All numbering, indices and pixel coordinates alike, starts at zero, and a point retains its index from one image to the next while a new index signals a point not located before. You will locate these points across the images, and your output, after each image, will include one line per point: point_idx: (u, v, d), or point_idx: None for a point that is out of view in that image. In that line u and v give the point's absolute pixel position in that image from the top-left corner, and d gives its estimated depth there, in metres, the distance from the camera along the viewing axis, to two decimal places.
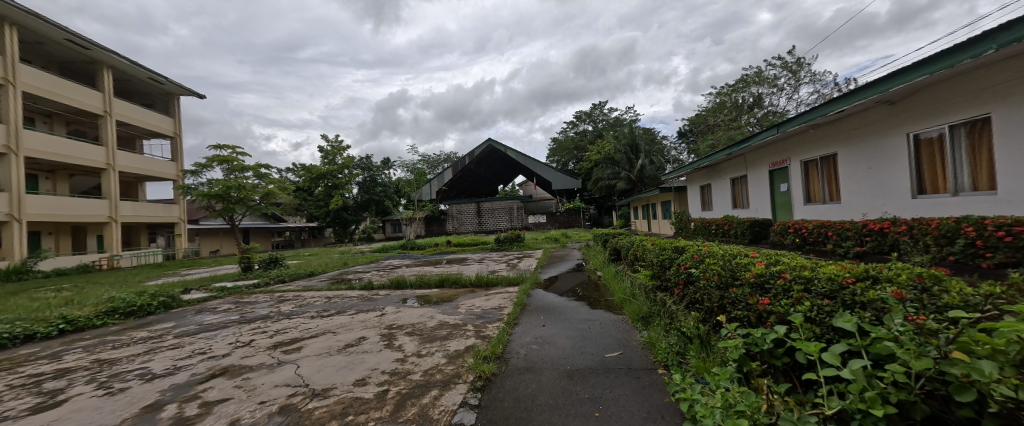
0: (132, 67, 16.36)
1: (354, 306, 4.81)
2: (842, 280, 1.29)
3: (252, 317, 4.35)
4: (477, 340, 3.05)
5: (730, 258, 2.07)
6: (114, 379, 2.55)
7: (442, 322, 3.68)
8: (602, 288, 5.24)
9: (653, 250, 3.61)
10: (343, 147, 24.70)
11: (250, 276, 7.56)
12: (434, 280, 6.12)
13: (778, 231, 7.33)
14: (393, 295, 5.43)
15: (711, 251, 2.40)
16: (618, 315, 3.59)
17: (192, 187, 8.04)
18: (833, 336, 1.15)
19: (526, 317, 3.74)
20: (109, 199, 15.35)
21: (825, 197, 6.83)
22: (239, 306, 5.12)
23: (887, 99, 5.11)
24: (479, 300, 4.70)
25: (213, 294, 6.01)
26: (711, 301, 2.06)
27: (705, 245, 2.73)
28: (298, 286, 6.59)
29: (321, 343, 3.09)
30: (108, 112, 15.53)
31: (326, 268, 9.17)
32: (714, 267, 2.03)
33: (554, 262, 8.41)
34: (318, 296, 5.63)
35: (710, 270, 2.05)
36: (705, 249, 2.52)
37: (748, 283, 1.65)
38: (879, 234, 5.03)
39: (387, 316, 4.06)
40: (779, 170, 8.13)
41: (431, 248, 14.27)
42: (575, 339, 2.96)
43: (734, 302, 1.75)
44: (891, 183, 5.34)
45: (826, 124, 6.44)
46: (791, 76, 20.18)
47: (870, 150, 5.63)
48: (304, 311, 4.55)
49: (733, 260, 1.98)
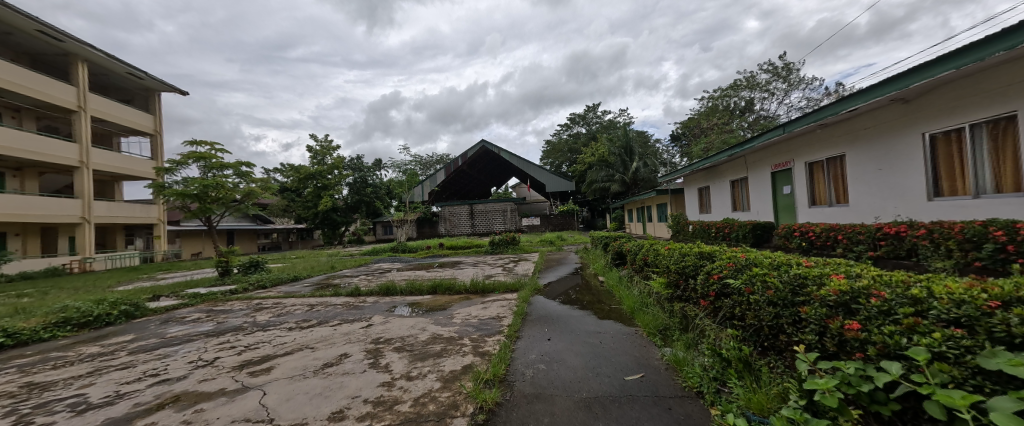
0: (109, 60, 15.65)
1: (338, 315, 4.37)
2: (982, 305, 0.98)
3: (223, 328, 3.90)
4: (475, 358, 2.67)
5: (780, 268, 1.76)
6: (39, 411, 2.13)
7: (435, 336, 3.29)
8: (605, 294, 4.92)
9: (668, 256, 3.28)
10: (332, 147, 24.09)
11: (228, 281, 7.06)
12: (426, 286, 5.71)
13: (782, 234, 7.10)
14: (382, 303, 5.01)
15: (749, 258, 2.09)
16: (630, 327, 3.26)
17: (166, 185, 7.50)
18: (989, 385, 0.84)
19: (528, 329, 3.38)
20: (83, 199, 14.58)
21: (831, 199, 6.62)
22: (210, 315, 4.65)
23: (903, 97, 4.90)
24: (475, 309, 4.32)
25: (184, 302, 5.53)
26: (758, 319, 1.74)
27: (736, 251, 2.42)
28: (279, 292, 6.13)
29: (295, 362, 2.68)
30: (82, 108, 14.81)
31: (312, 273, 8.68)
32: (764, 279, 1.70)
33: (552, 266, 8.06)
34: (300, 304, 5.17)
35: (758, 283, 1.72)
36: (738, 255, 2.22)
37: (822, 302, 1.33)
38: (894, 238, 4.80)
39: (374, 328, 3.67)
40: (782, 171, 7.92)
41: (423, 251, 13.82)
42: (586, 357, 2.62)
43: (800, 323, 1.42)
44: (904, 184, 5.13)
45: (833, 125, 6.25)
46: (781, 81, 20.27)
47: (882, 151, 5.41)
48: (281, 322, 4.10)
49: (789, 271, 1.65)
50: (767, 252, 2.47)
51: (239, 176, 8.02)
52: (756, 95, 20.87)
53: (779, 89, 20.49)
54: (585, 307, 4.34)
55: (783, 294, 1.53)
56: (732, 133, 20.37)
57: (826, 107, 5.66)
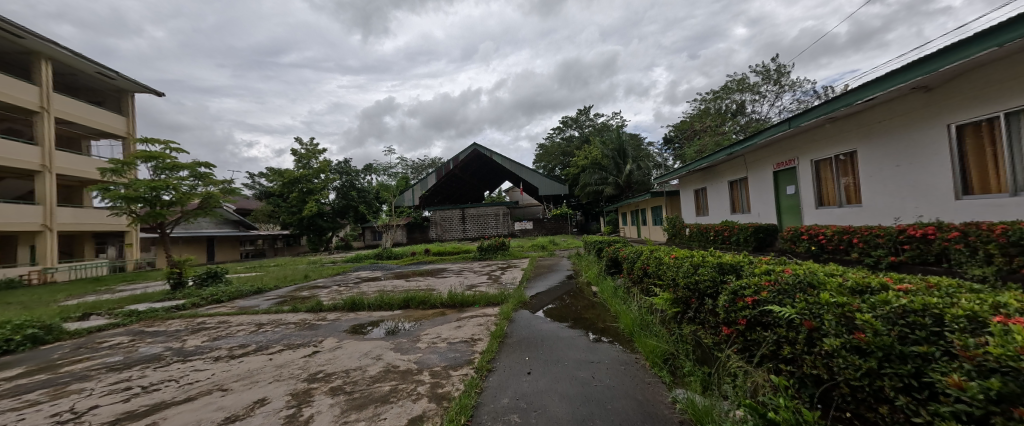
0: (76, 59, 14.77)
1: (284, 338, 3.69)
2: None
3: (134, 360, 3.22)
4: (430, 405, 2.04)
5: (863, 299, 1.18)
6: None
7: (388, 368, 2.64)
8: (600, 308, 4.30)
9: (676, 265, 2.65)
10: (318, 150, 23.28)
11: (178, 295, 6.30)
12: (397, 300, 5.04)
13: (789, 237, 6.59)
14: (342, 322, 4.32)
15: (797, 273, 1.50)
16: (629, 354, 2.65)
17: (110, 189, 6.68)
18: None
19: (504, 358, 2.74)
20: (44, 206, 13.58)
21: (841, 200, 6.12)
22: (134, 340, 3.95)
23: (924, 85, 4.41)
24: (447, 329, 3.66)
25: (116, 321, 4.81)
26: (831, 373, 1.14)
27: (771, 263, 1.80)
28: (232, 308, 5.43)
29: (188, 416, 2.04)
30: (45, 108, 13.84)
31: (280, 283, 7.93)
32: (851, 312, 1.11)
33: (543, 274, 7.43)
34: (246, 323, 4.46)
35: (835, 318, 1.14)
36: (778, 270, 1.61)
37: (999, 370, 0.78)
38: (920, 241, 4.27)
39: (319, 357, 3.01)
40: (786, 171, 7.44)
41: (409, 257, 13.14)
42: (572, 403, 1.99)
43: (950, 403, 0.85)
44: (928, 181, 4.63)
45: (843, 118, 5.75)
46: (772, 83, 20.08)
47: (900, 145, 4.92)
48: (211, 349, 3.42)
49: (890, 302, 1.08)
50: (810, 263, 1.86)
51: (196, 178, 7.25)
52: (748, 97, 20.64)
53: (770, 91, 20.28)
54: (575, 323, 3.72)
55: (883, 340, 0.96)
56: (725, 135, 20.04)
57: (839, 97, 5.13)
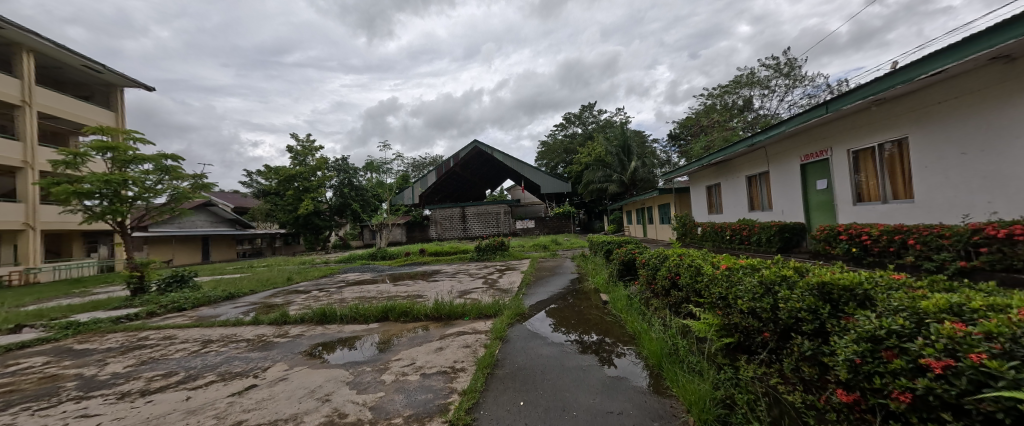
0: (59, 51, 13.99)
1: (224, 363, 2.99)
2: None
3: (18, 399, 2.50)
4: None
5: None
6: None
7: (330, 421, 1.93)
8: (610, 321, 3.57)
9: (726, 279, 1.92)
10: (314, 147, 22.59)
11: (136, 302, 5.64)
12: (374, 311, 4.32)
13: (823, 238, 5.82)
14: (303, 340, 3.60)
15: None
16: (660, 401, 1.93)
17: (62, 181, 5.95)
18: None
19: (490, 406, 2.01)
20: (26, 204, 12.94)
21: (885, 195, 5.34)
22: (49, 363, 3.26)
23: (1007, 55, 3.64)
24: (424, 353, 2.94)
25: (48, 335, 4.14)
26: None
27: (943, 297, 1.08)
28: (191, 319, 4.76)
29: None
30: (27, 102, 13.22)
31: (256, 287, 7.21)
32: None
33: (544, 278, 6.68)
34: (194, 340, 3.76)
35: None
36: (999, 320, 0.90)
37: None
38: (1003, 244, 3.52)
39: (249, 397, 2.29)
40: (816, 163, 6.65)
41: (402, 258, 12.47)
42: None
43: None
44: (1004, 172, 3.89)
45: (892, 99, 4.97)
46: (782, 78, 19.18)
47: (968, 129, 4.17)
48: (127, 380, 2.72)
49: None
50: (990, 297, 1.16)
51: (161, 172, 6.55)
52: (757, 92, 19.71)
53: (780, 86, 19.37)
54: (581, 342, 3.05)
55: None
56: (734, 131, 19.20)
57: (897, 72, 4.32)
